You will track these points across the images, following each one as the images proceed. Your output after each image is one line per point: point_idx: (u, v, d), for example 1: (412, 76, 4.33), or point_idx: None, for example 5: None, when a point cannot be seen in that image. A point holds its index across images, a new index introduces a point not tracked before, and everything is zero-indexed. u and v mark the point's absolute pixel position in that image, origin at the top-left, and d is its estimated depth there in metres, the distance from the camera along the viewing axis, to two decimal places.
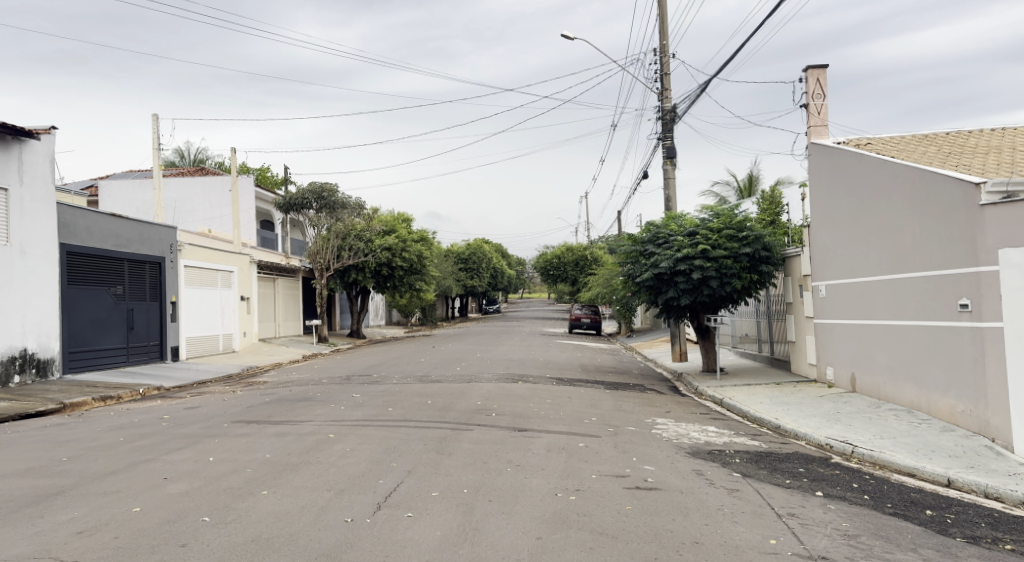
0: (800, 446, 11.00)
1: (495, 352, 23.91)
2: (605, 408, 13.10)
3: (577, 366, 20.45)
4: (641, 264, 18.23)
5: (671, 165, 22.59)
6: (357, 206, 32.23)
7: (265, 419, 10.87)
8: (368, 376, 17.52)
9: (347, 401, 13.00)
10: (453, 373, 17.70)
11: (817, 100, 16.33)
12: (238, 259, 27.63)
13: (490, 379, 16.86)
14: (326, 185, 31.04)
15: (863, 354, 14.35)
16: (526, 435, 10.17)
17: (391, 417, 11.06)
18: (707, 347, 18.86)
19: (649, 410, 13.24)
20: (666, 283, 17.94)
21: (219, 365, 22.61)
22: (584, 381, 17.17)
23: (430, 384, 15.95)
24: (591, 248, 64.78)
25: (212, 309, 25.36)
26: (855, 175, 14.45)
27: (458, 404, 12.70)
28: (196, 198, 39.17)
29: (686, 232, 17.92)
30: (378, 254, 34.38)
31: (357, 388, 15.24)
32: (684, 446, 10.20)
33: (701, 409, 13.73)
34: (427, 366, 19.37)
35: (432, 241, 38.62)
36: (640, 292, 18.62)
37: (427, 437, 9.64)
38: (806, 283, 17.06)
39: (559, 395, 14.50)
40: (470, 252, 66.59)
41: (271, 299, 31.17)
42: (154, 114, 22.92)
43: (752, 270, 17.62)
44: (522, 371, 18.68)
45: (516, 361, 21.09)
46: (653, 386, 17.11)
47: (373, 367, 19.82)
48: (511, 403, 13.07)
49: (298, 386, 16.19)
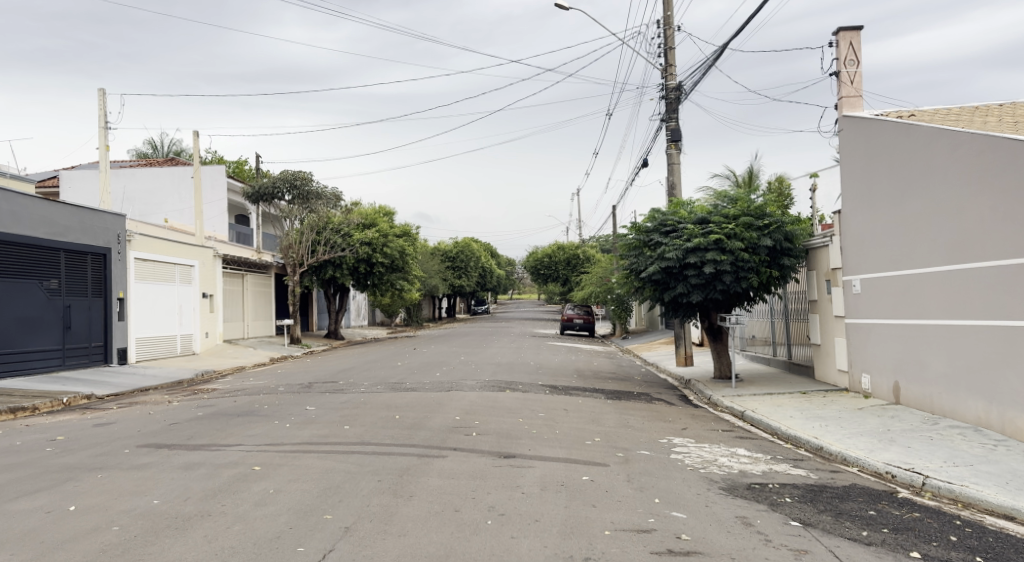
0: (856, 476, 8.79)
1: (481, 355, 21.68)
2: (610, 424, 10.89)
3: (572, 371, 18.26)
4: (645, 256, 16.01)
5: (675, 149, 20.45)
6: (333, 197, 29.88)
7: (184, 441, 8.64)
8: (333, 383, 15.27)
9: (297, 415, 10.75)
10: (431, 380, 15.49)
11: (850, 67, 14.18)
12: (200, 252, 25.26)
13: (474, 387, 14.63)
14: (299, 173, 28.83)
15: (913, 360, 12.19)
16: (513, 464, 7.95)
17: (344, 440, 8.83)
18: (719, 350, 16.65)
19: (662, 427, 11.05)
20: (674, 277, 15.73)
21: (171, 370, 20.29)
22: (581, 388, 15.00)
23: (404, 394, 13.72)
24: (583, 247, 62.54)
25: (168, 307, 23.05)
26: (903, 149, 12.32)
27: (433, 419, 10.46)
28: (165, 190, 36.75)
29: (698, 219, 15.70)
30: (357, 249, 31.93)
31: (316, 398, 12.98)
32: (716, 478, 7.99)
33: (722, 426, 11.54)
34: (403, 372, 17.12)
35: (415, 236, 36.28)
36: (643, 288, 16.41)
37: (385, 469, 7.39)
38: (834, 277, 14.91)
39: (554, 407, 12.30)
40: (458, 250, 64.21)
41: (239, 297, 28.84)
42: (100, 88, 20.57)
43: (772, 264, 15.44)
44: (510, 376, 16.50)
45: (504, 364, 18.89)
46: (659, 395, 14.95)
47: (342, 372, 17.55)
48: (497, 419, 10.84)
49: (250, 394, 13.93)
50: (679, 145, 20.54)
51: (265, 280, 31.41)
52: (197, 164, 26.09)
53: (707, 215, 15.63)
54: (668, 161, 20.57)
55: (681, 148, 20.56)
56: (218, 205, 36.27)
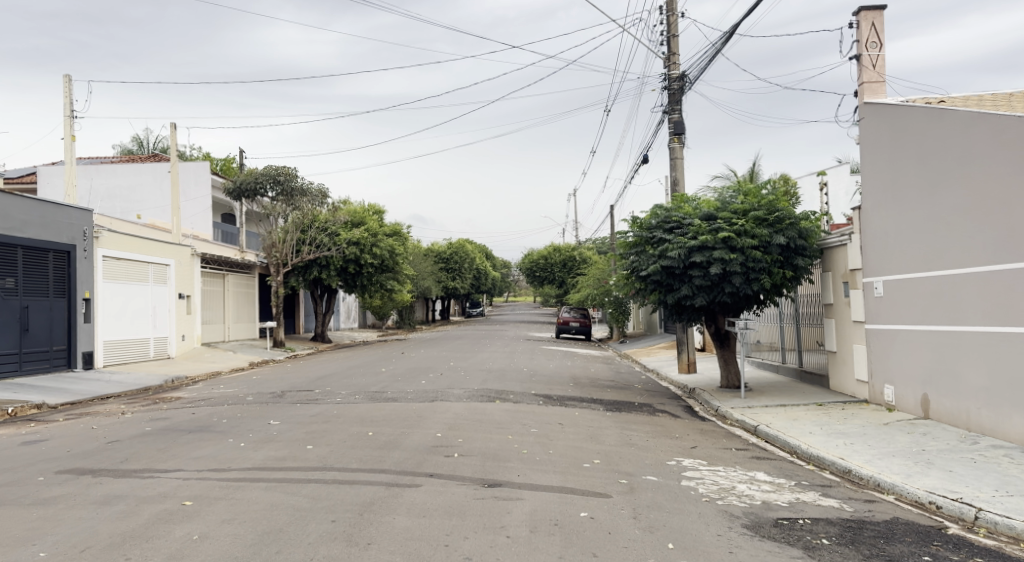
0: (896, 508, 7.57)
1: (472, 361, 20.46)
2: (610, 442, 9.67)
3: (568, 379, 17.04)
4: (646, 255, 14.81)
5: (678, 143, 19.26)
6: (319, 194, 28.41)
7: (114, 464, 7.39)
8: (308, 391, 14.03)
9: (257, 432, 9.50)
10: (415, 389, 14.24)
11: (872, 50, 12.99)
12: (177, 251, 24.01)
13: (460, 397, 13.41)
14: (283, 169, 27.37)
15: (945, 370, 11.01)
16: (498, 496, 6.72)
17: (303, 464, 7.58)
18: (727, 357, 15.42)
19: (670, 445, 9.83)
20: (678, 279, 14.52)
21: (140, 376, 19.03)
22: (577, 398, 13.79)
23: (383, 405, 12.48)
24: (580, 248, 61.30)
25: (140, 308, 21.79)
26: (935, 137, 11.19)
27: (410, 437, 9.22)
28: (147, 188, 35.49)
29: (704, 215, 14.51)
30: (344, 249, 30.66)
31: (285, 409, 11.75)
32: (737, 513, 6.77)
33: (735, 444, 10.32)
34: (386, 380, 15.87)
35: (406, 236, 35.00)
36: (645, 290, 15.19)
37: (342, 505, 6.15)
38: (852, 279, 13.72)
39: (547, 421, 11.07)
40: (452, 251, 62.96)
41: (218, 298, 27.58)
42: (65, 74, 19.31)
43: (785, 264, 14.25)
44: (501, 385, 15.29)
45: (495, 371, 17.67)
46: (662, 406, 13.76)
47: (321, 379, 16.30)
48: (483, 435, 9.60)
49: (213, 405, 12.67)
50: (682, 138, 19.34)
51: (248, 280, 30.14)
52: (174, 157, 24.93)
53: (714, 210, 14.44)
54: (670, 155, 19.38)
55: (684, 141, 19.36)
56: (202, 203, 34.99)
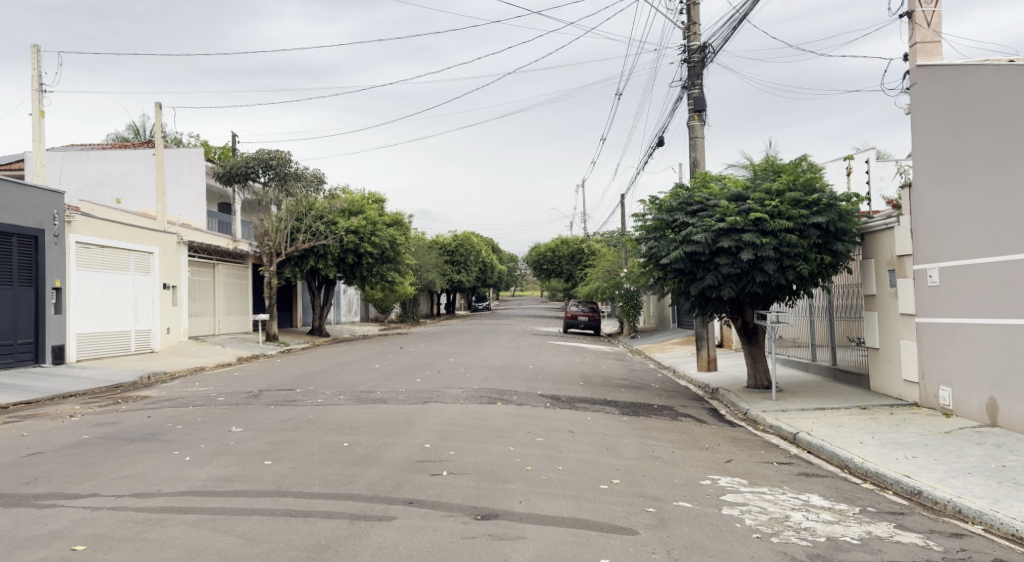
0: (994, 545, 6.01)
1: (474, 357, 18.96)
2: (629, 455, 8.18)
3: (578, 377, 15.53)
4: (665, 239, 13.29)
5: (698, 120, 17.75)
6: (314, 179, 26.58)
7: (15, 487, 5.95)
8: (288, 391, 12.59)
9: (211, 441, 8.03)
10: (407, 388, 12.76)
11: (927, 6, 11.37)
12: (162, 238, 22.61)
13: (458, 398, 11.94)
14: (275, 153, 25.87)
15: (1019, 371, 9.44)
16: (492, 533, 5.22)
17: (251, 487, 6.12)
18: (755, 354, 13.91)
19: (700, 459, 8.32)
20: (702, 266, 13.00)
21: (116, 371, 17.64)
22: (589, 400, 12.31)
23: (371, 407, 11.01)
24: (588, 241, 59.71)
25: (119, 299, 20.38)
26: (1008, 99, 9.63)
27: (392, 449, 7.74)
28: (139, 176, 34.07)
29: (732, 195, 13.00)
30: (342, 238, 29.17)
31: (256, 412, 10.31)
32: (799, 556, 5.26)
33: (775, 457, 8.80)
34: (378, 378, 14.39)
35: (407, 225, 33.48)
36: (664, 280, 13.67)
37: (286, 550, 4.68)
38: (899, 267, 12.17)
39: (555, 428, 9.57)
40: (457, 243, 61.36)
41: (207, 289, 26.14)
42: (33, 44, 17.86)
43: (823, 249, 12.73)
44: (504, 383, 13.83)
45: (498, 368, 16.22)
46: (685, 409, 12.27)
47: (307, 376, 14.84)
48: (480, 446, 8.12)
49: (178, 406, 11.22)
50: (703, 115, 17.84)
51: (240, 271, 28.67)
52: (160, 141, 23.16)
53: (744, 190, 12.94)
54: (689, 134, 17.87)
55: (704, 119, 17.87)
56: (195, 190, 33.56)
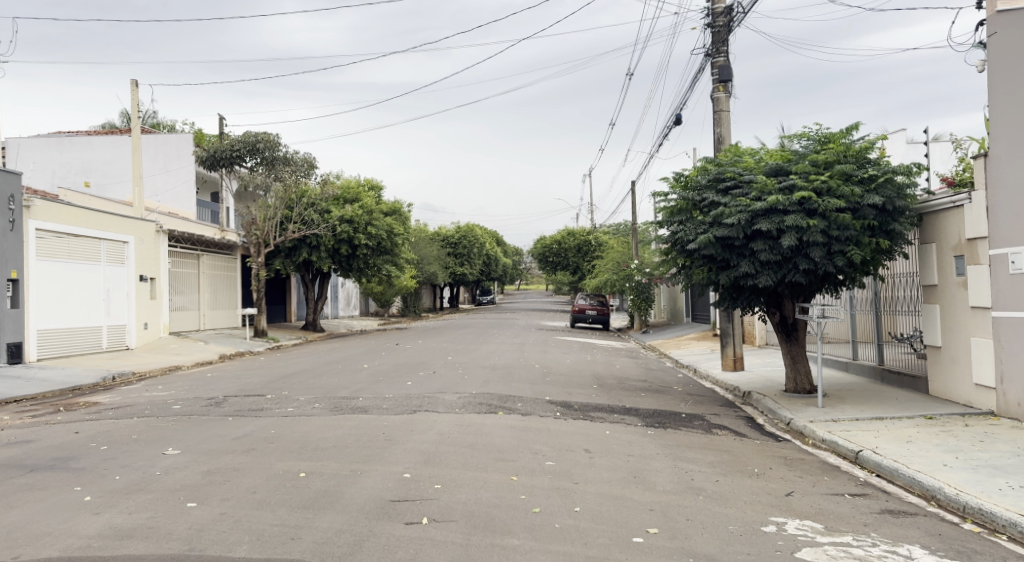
0: None
1: (475, 355, 17.21)
2: (664, 488, 6.43)
3: (590, 378, 13.77)
4: (692, 222, 11.48)
5: (724, 92, 16.02)
6: (304, 163, 25.08)
7: None
8: (257, 397, 10.88)
9: (132, 471, 6.32)
10: (395, 394, 11.02)
11: None
12: (139, 227, 20.93)
13: (454, 406, 10.22)
14: (263, 134, 24.07)
15: None
16: None
17: (152, 548, 4.41)
18: (795, 353, 12.13)
19: (754, 492, 6.56)
20: (735, 252, 11.18)
21: (78, 371, 15.96)
22: (606, 407, 10.57)
23: (348, 418, 9.29)
24: (595, 233, 57.83)
25: (88, 292, 18.70)
26: None
27: (361, 483, 6.03)
28: (123, 161, 32.31)
29: (772, 169, 11.22)
30: (335, 227, 27.40)
31: (208, 426, 8.60)
32: None
33: (845, 487, 7.05)
34: (364, 380, 12.68)
35: (406, 213, 31.72)
36: (690, 268, 11.87)
37: None
38: (970, 251, 10.40)
39: (567, 447, 7.83)
40: (460, 235, 59.49)
41: (190, 281, 24.44)
42: None
43: (877, 231, 10.97)
44: (507, 386, 12.11)
45: (501, 368, 14.49)
46: (718, 418, 10.54)
47: (285, 378, 13.12)
48: (475, 476, 6.40)
49: (120, 417, 9.52)
50: (729, 87, 16.11)
51: (227, 262, 26.96)
52: (137, 120, 21.42)
53: (785, 163, 11.16)
54: (714, 107, 16.11)
55: (730, 91, 16.14)
56: (183, 177, 31.83)
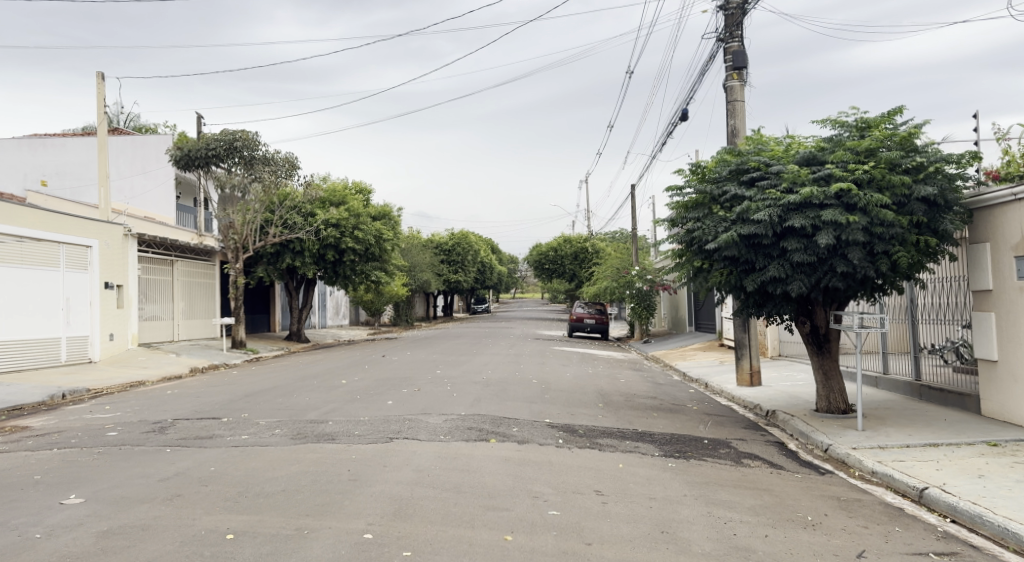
0: None
1: (467, 369, 15.70)
2: (704, 550, 4.97)
3: (594, 395, 12.29)
4: (711, 219, 10.01)
5: (738, 80, 14.64)
6: (285, 163, 23.41)
7: None
8: (211, 422, 9.37)
9: (8, 532, 4.82)
10: (371, 417, 9.53)
11: None
12: (106, 229, 19.41)
13: (439, 431, 8.73)
14: (241, 132, 22.36)
15: None
16: None
17: None
18: (827, 368, 10.66)
19: (817, 554, 5.09)
20: (761, 254, 9.74)
21: (26, 387, 14.41)
22: (616, 431, 9.10)
23: (310, 448, 7.79)
24: (592, 240, 56.37)
25: (45, 300, 17.17)
26: None
27: (305, 550, 4.55)
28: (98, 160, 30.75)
29: (803, 159, 9.80)
30: (320, 231, 25.86)
31: (139, 460, 7.10)
32: None
33: (925, 544, 5.59)
34: (339, 399, 11.19)
35: (396, 218, 30.26)
36: (709, 272, 10.41)
37: None
38: None
39: (573, 488, 6.36)
40: (454, 242, 58.03)
41: (164, 288, 22.90)
42: None
43: (924, 229, 9.55)
44: (502, 405, 10.65)
45: (495, 384, 13.03)
46: (745, 444, 9.08)
47: (249, 397, 11.61)
48: (458, 536, 4.93)
49: (40, 447, 8.01)
50: (743, 74, 14.74)
51: (205, 268, 25.45)
52: (105, 115, 19.85)
53: (819, 152, 9.74)
54: (726, 97, 14.74)
55: (745, 79, 14.77)
56: (160, 178, 30.26)
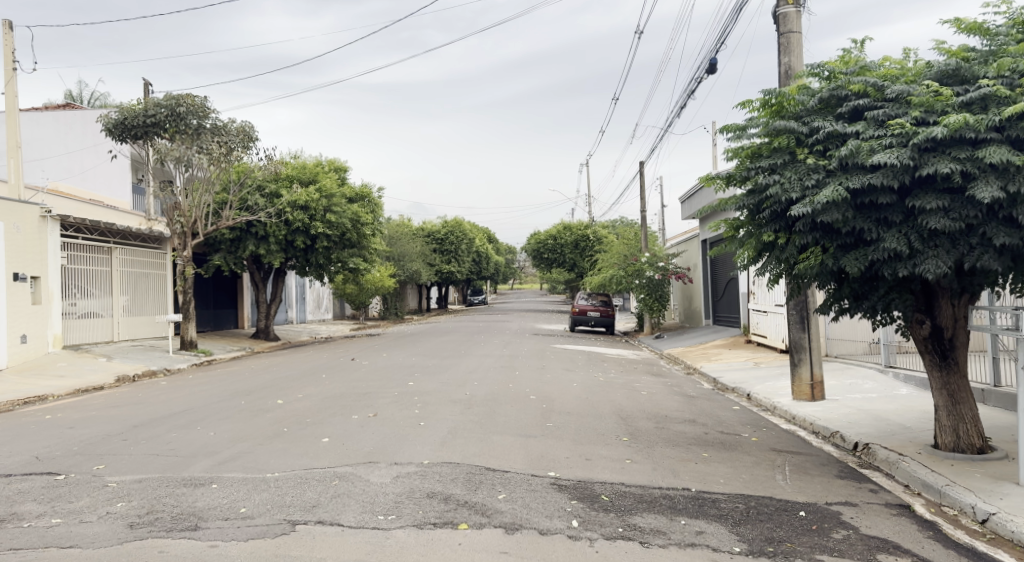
0: None
1: (447, 379, 12.40)
2: None
3: (613, 421, 9.00)
4: (796, 168, 6.78)
5: (793, 5, 11.32)
6: (240, 134, 20.02)
7: None
8: (38, 483, 6.11)
9: None
10: (283, 474, 6.24)
11: None
12: (14, 210, 16.12)
13: (377, 502, 5.44)
14: (186, 96, 18.93)
15: None
16: None
17: None
18: (954, 388, 7.34)
19: None
20: (874, 220, 6.47)
21: None
22: (660, 497, 5.83)
23: (144, 551, 4.52)
24: (594, 227, 52.94)
25: None
26: None
27: None
28: (37, 132, 27.16)
29: (938, 74, 6.50)
30: (285, 214, 22.49)
31: None
32: None
33: None
34: (258, 434, 7.92)
35: (377, 200, 26.91)
36: (788, 250, 7.13)
37: None
38: None
39: None
40: (447, 231, 54.61)
41: (101, 280, 19.60)
42: None
43: None
44: (486, 444, 7.40)
45: (481, 404, 9.78)
46: (863, 516, 5.81)
47: (137, 429, 8.34)
48: None
49: None
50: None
51: (155, 257, 22.16)
52: (12, 72, 16.44)
53: (963, 64, 6.42)
54: (777, 29, 11.42)
55: (802, 4, 11.42)
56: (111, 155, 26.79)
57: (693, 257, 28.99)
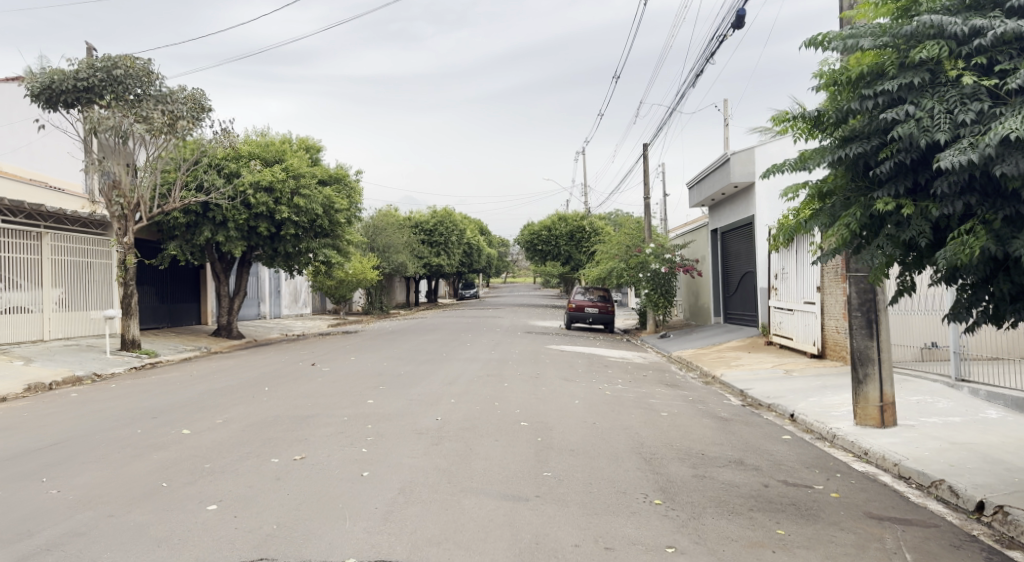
0: None
1: (418, 396, 9.85)
2: None
3: (635, 465, 6.48)
4: (940, 92, 4.34)
5: None
6: (189, 102, 17.52)
7: None
8: None
9: None
10: None
11: None
12: None
13: None
14: (124, 57, 16.42)
15: None
16: None
17: None
18: None
19: None
20: None
21: None
22: None
23: None
24: (590, 218, 50.43)
25: None
26: None
27: None
28: None
29: None
30: (247, 197, 19.92)
31: None
32: None
33: None
34: (118, 496, 5.38)
35: (354, 184, 24.32)
36: (913, 227, 4.68)
37: None
38: None
39: None
40: (436, 221, 52.02)
41: (28, 271, 16.97)
42: None
43: None
44: (453, 519, 4.86)
45: (450, 437, 7.23)
46: None
47: None
48: None
49: None
50: None
51: (97, 243, 19.50)
52: None
53: None
54: None
55: None
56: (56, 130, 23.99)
57: (702, 249, 26.47)
